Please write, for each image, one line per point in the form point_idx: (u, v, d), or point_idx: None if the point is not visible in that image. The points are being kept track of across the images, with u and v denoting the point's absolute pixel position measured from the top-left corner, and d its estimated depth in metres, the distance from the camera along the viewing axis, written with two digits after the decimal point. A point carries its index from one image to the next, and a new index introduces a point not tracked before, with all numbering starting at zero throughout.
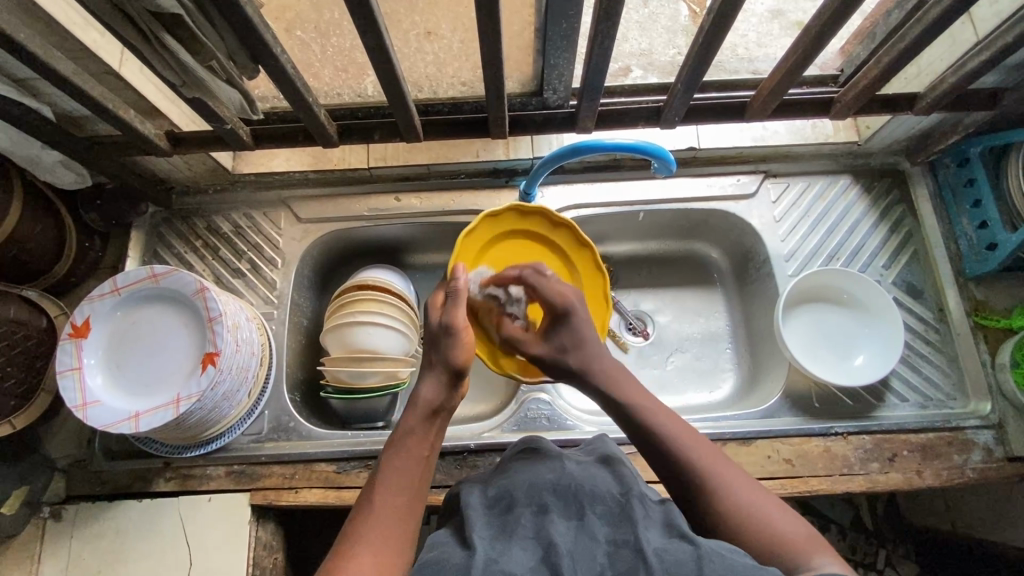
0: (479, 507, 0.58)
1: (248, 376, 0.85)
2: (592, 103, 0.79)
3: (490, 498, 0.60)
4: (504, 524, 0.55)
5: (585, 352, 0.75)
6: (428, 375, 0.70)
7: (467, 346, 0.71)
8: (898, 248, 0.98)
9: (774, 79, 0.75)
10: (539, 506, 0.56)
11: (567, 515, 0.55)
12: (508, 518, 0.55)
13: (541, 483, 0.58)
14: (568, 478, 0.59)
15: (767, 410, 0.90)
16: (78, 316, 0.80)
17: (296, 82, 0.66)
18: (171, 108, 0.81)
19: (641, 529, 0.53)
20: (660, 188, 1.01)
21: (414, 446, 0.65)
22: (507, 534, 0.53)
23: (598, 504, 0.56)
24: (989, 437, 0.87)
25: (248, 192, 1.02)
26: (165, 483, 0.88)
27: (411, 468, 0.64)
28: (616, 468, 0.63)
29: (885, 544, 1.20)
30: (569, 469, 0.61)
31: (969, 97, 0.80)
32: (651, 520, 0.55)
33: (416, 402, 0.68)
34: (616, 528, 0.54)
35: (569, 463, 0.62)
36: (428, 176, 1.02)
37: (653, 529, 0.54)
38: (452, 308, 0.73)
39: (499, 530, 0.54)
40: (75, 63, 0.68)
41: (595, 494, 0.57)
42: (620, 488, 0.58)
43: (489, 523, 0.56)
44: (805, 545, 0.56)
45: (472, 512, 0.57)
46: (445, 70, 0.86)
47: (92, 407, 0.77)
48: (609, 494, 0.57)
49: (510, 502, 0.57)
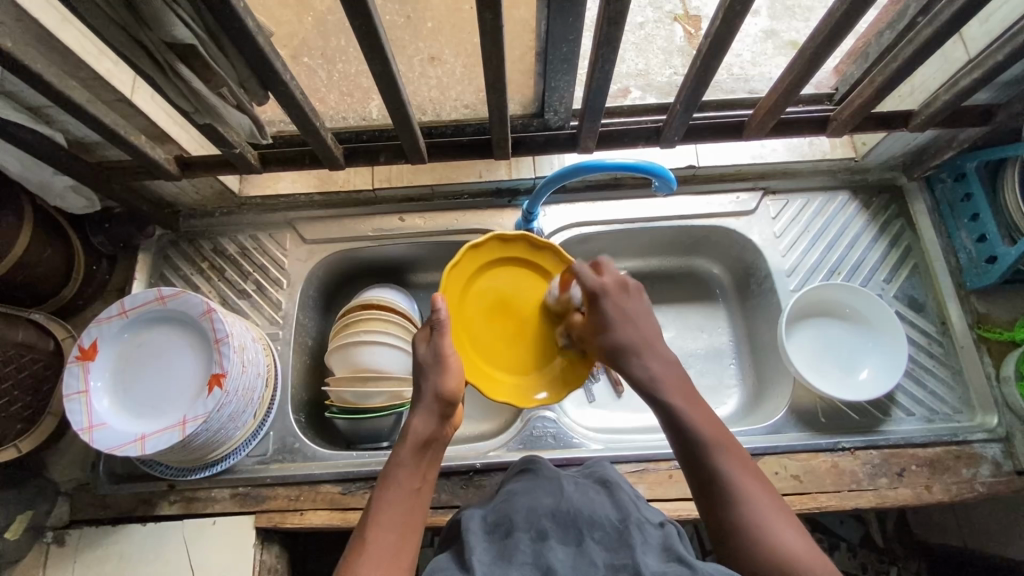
0: (477, 530, 0.59)
1: (253, 397, 0.85)
2: (593, 124, 0.80)
3: (489, 522, 0.60)
4: (503, 549, 0.56)
5: (626, 334, 0.71)
6: (419, 408, 0.70)
7: (454, 373, 0.71)
8: (899, 263, 0.98)
9: (771, 99, 0.77)
10: (537, 532, 0.56)
11: (565, 540, 0.55)
12: (507, 543, 0.56)
13: (540, 509, 0.59)
14: (566, 503, 0.59)
15: (773, 426, 0.90)
16: (86, 339, 0.80)
17: (304, 107, 0.68)
18: (181, 133, 0.83)
19: (639, 553, 0.53)
20: (661, 205, 1.02)
21: (409, 478, 0.65)
22: (505, 558, 0.54)
23: (596, 528, 0.56)
24: (996, 450, 0.87)
25: (254, 214, 1.04)
26: (169, 506, 0.88)
27: (402, 500, 0.64)
28: (617, 493, 0.63)
29: (896, 562, 1.19)
30: (568, 493, 0.61)
31: (964, 114, 0.81)
32: (649, 545, 0.55)
33: (407, 435, 0.68)
34: (614, 550, 0.54)
35: (568, 487, 0.63)
36: (433, 196, 1.04)
37: (650, 553, 0.53)
38: (440, 336, 0.71)
39: (498, 555, 0.55)
40: (89, 91, 0.70)
41: (593, 519, 0.57)
42: (618, 514, 0.58)
43: (488, 548, 0.56)
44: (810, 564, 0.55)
45: (471, 537, 0.58)
46: (448, 93, 0.88)
47: (98, 429, 0.77)
48: (608, 520, 0.57)
49: (508, 527, 0.58)
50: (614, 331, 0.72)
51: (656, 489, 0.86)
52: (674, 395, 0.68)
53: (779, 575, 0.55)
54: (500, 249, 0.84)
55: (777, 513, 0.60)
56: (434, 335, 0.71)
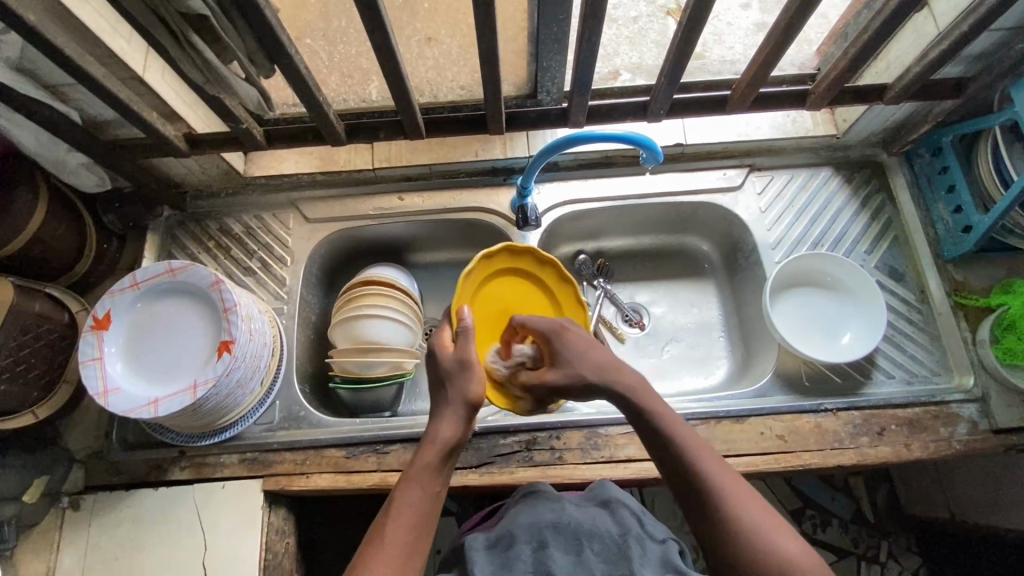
0: (480, 546, 0.65)
1: (260, 365, 0.89)
2: (582, 99, 0.84)
3: (491, 536, 0.66)
4: (505, 559, 0.62)
5: (591, 363, 0.73)
6: (446, 412, 0.71)
7: (482, 379, 0.72)
8: (880, 235, 1.02)
9: (749, 73, 0.81)
10: (539, 543, 0.63)
11: (566, 550, 0.62)
12: (511, 554, 0.62)
13: (542, 522, 0.66)
14: (567, 518, 0.66)
15: (758, 390, 0.94)
16: (100, 309, 0.84)
17: (308, 81, 0.72)
18: (190, 112, 0.87)
19: (637, 566, 0.60)
20: (651, 182, 1.06)
21: (429, 481, 0.67)
22: (509, 568, 0.60)
23: (596, 540, 0.64)
24: (973, 410, 0.90)
25: (259, 195, 1.07)
26: (179, 472, 0.91)
27: (424, 501, 0.65)
28: (615, 512, 0.69)
29: (887, 537, 1.25)
30: (569, 510, 0.68)
31: (935, 88, 0.86)
32: (647, 559, 0.62)
33: (433, 439, 0.69)
34: (613, 563, 0.61)
35: (569, 506, 0.69)
36: (431, 176, 1.08)
37: (648, 565, 0.61)
38: (467, 343, 0.73)
39: (500, 565, 0.61)
40: (104, 69, 0.74)
41: (594, 535, 0.65)
42: (617, 530, 0.66)
43: (492, 560, 0.62)
44: (807, 567, 0.57)
45: (475, 551, 0.64)
46: (446, 74, 0.94)
47: (113, 393, 0.80)
48: (608, 536, 0.65)
49: (510, 540, 0.64)
50: (575, 365, 0.73)
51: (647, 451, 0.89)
52: (651, 409, 0.70)
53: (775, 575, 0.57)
54: (507, 261, 0.86)
55: (775, 522, 0.61)
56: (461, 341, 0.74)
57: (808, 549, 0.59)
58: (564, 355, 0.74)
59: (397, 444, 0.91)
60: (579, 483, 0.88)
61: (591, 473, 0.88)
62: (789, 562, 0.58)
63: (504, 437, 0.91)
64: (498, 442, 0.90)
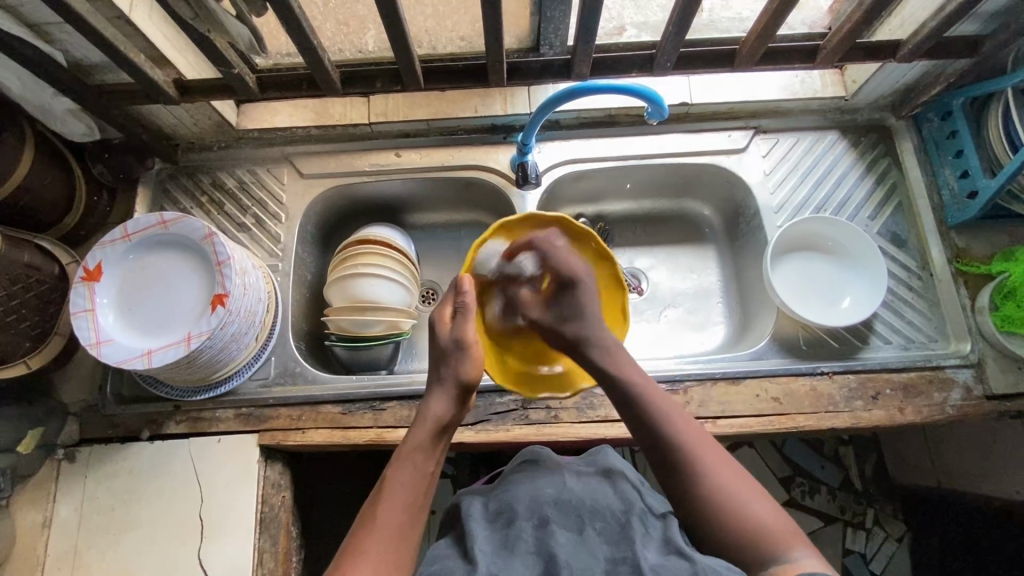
0: (479, 518, 0.65)
1: (255, 320, 0.88)
2: (588, 46, 0.80)
3: (490, 510, 0.66)
4: (505, 537, 0.61)
5: (586, 323, 0.75)
6: (439, 391, 0.71)
7: (476, 359, 0.73)
8: (884, 200, 1.01)
9: (761, 24, 0.78)
10: (539, 520, 0.62)
11: (567, 527, 0.61)
12: (510, 532, 0.61)
13: (542, 497, 0.64)
14: (568, 493, 0.65)
15: (755, 352, 0.94)
16: (90, 261, 0.82)
17: (302, 22, 0.69)
18: (180, 57, 0.84)
19: (639, 547, 0.58)
20: (654, 142, 1.04)
21: (423, 460, 0.66)
22: (508, 547, 0.59)
23: (598, 518, 0.62)
24: (968, 375, 0.90)
25: (252, 149, 1.05)
26: (175, 426, 0.91)
27: (416, 480, 0.65)
28: (619, 485, 0.68)
29: (874, 504, 1.27)
30: (569, 485, 0.66)
31: (947, 46, 0.83)
32: (650, 538, 0.60)
33: (426, 417, 0.70)
34: (616, 543, 0.59)
35: (570, 479, 0.68)
36: (429, 132, 1.05)
37: (650, 546, 0.58)
38: (463, 319, 0.74)
39: (500, 544, 0.60)
40: (88, 5, 0.70)
41: (595, 509, 0.63)
42: (620, 505, 0.63)
43: (491, 537, 0.61)
44: (784, 536, 0.58)
45: (473, 523, 0.63)
46: (445, 23, 0.91)
47: (106, 345, 0.79)
48: (610, 511, 0.63)
49: (510, 517, 0.63)
50: (574, 318, 0.76)
51: None
52: (632, 380, 0.71)
53: (746, 541, 0.59)
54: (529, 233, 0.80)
55: (746, 486, 0.62)
56: (457, 319, 0.74)
57: (785, 518, 0.60)
58: (574, 305, 0.76)
59: (394, 401, 0.91)
60: (573, 441, 0.88)
61: (586, 432, 0.88)
62: (764, 531, 0.59)
63: (500, 395, 0.91)
64: (494, 400, 0.91)
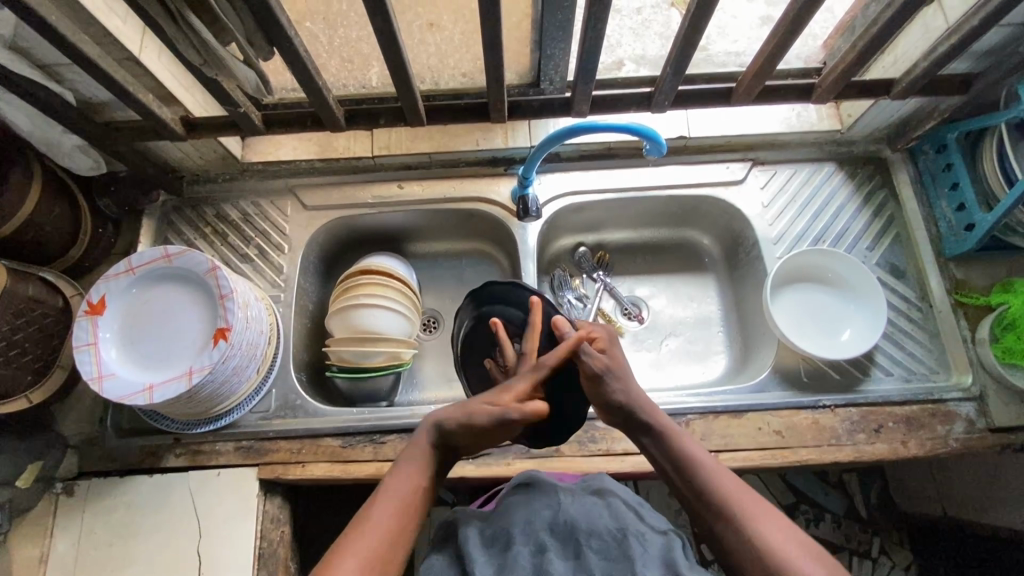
0: (476, 543, 0.62)
1: (257, 353, 0.88)
2: (587, 87, 0.82)
3: (487, 534, 0.64)
4: (504, 559, 0.60)
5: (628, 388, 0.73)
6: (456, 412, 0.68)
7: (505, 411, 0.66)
8: (882, 232, 1.02)
9: (755, 65, 0.80)
10: (537, 545, 0.61)
11: (566, 550, 0.60)
12: (509, 554, 0.60)
13: (538, 522, 0.64)
14: (564, 516, 0.64)
15: (757, 385, 0.94)
16: (95, 294, 0.83)
17: (308, 65, 0.71)
18: (187, 94, 0.85)
19: (638, 565, 0.58)
20: (653, 174, 1.05)
21: (416, 474, 0.64)
22: (507, 569, 0.58)
23: (595, 539, 0.61)
24: (971, 409, 0.90)
25: (256, 180, 1.06)
26: (175, 459, 0.90)
27: (407, 491, 0.63)
28: (614, 505, 0.67)
29: (879, 532, 1.26)
30: (565, 506, 0.66)
31: (941, 84, 0.85)
32: (649, 556, 0.59)
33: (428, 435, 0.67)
34: (615, 562, 0.59)
35: (565, 501, 0.67)
36: (430, 164, 1.06)
37: (651, 563, 0.58)
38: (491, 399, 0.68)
39: (499, 567, 0.59)
40: (99, 49, 0.72)
41: (592, 530, 0.62)
42: (617, 525, 0.63)
43: (490, 560, 0.60)
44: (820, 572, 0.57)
45: (472, 547, 0.62)
46: (447, 61, 0.93)
47: (107, 379, 0.80)
48: (607, 531, 0.62)
49: (507, 540, 0.62)
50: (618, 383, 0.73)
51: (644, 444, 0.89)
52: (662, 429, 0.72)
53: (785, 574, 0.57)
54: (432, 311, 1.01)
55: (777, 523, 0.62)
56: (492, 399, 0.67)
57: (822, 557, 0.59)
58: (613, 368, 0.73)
59: (394, 435, 0.90)
60: (575, 476, 0.87)
61: (588, 466, 0.88)
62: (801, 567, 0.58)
63: None
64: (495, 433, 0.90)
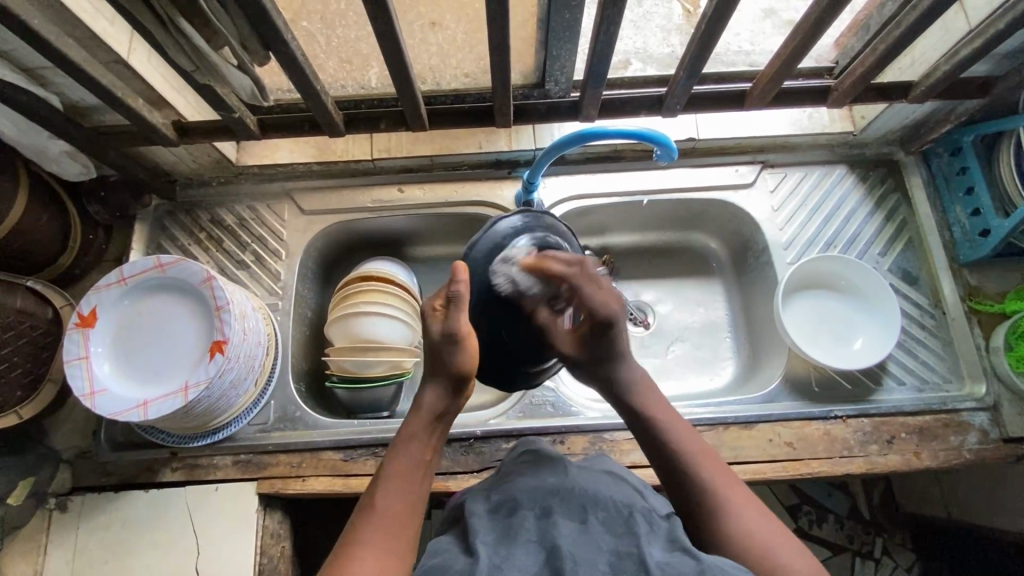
0: (480, 511, 0.55)
1: (254, 365, 0.86)
2: (596, 91, 0.80)
3: (492, 502, 0.56)
4: (507, 527, 0.52)
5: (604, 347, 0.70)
6: (435, 380, 0.65)
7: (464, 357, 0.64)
8: (894, 236, 1.00)
9: (772, 68, 0.77)
10: (543, 509, 0.52)
11: (570, 517, 0.51)
12: (511, 522, 0.52)
13: (543, 487, 0.55)
14: (571, 484, 0.56)
15: (767, 395, 0.92)
16: (85, 306, 0.80)
17: (305, 70, 0.68)
18: (179, 97, 0.82)
19: (644, 542, 0.49)
20: (661, 177, 1.02)
21: (423, 449, 0.62)
22: (509, 536, 0.50)
23: (601, 510, 0.53)
24: (984, 419, 0.89)
25: (251, 184, 1.03)
26: (171, 473, 0.88)
27: (412, 474, 0.60)
28: (621, 483, 0.59)
29: (882, 533, 1.23)
30: (573, 475, 0.58)
31: (960, 87, 0.82)
32: (654, 536, 0.51)
33: (420, 407, 0.64)
34: (621, 535, 0.50)
35: (573, 471, 0.59)
36: (432, 167, 1.03)
37: (656, 542, 0.50)
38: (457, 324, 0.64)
39: (500, 536, 0.51)
40: (84, 52, 0.69)
41: (598, 501, 0.54)
42: (624, 500, 0.55)
43: (490, 527, 0.52)
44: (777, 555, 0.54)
45: (474, 517, 0.54)
46: (449, 61, 0.89)
47: (100, 395, 0.77)
48: (614, 504, 0.54)
49: (512, 506, 0.54)
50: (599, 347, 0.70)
51: (652, 457, 0.87)
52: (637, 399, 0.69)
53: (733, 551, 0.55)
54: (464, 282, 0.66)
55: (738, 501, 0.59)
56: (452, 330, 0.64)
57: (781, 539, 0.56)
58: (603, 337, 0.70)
59: None
60: None
61: None
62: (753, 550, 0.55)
63: (507, 441, 0.89)
64: (500, 446, 0.88)
